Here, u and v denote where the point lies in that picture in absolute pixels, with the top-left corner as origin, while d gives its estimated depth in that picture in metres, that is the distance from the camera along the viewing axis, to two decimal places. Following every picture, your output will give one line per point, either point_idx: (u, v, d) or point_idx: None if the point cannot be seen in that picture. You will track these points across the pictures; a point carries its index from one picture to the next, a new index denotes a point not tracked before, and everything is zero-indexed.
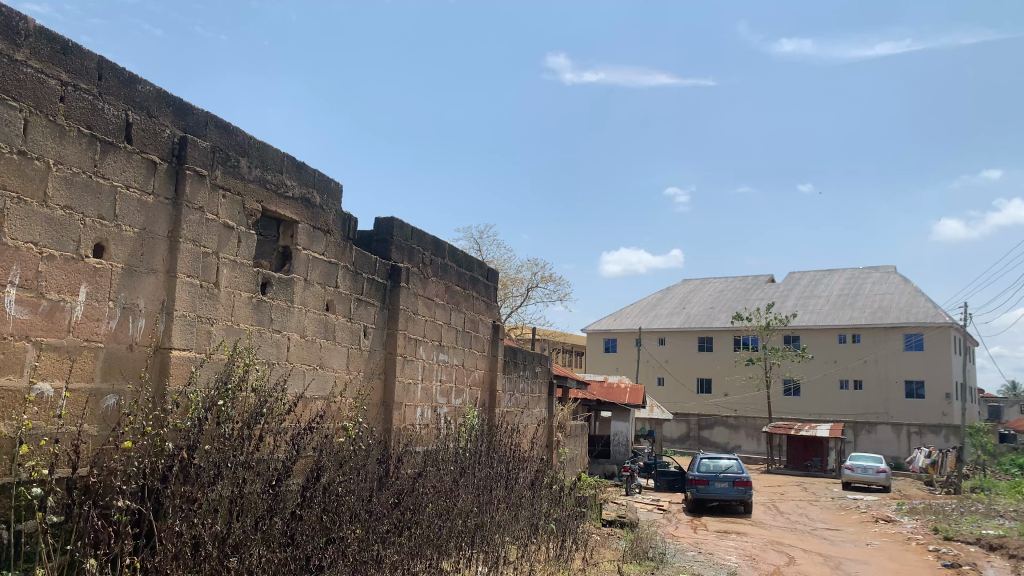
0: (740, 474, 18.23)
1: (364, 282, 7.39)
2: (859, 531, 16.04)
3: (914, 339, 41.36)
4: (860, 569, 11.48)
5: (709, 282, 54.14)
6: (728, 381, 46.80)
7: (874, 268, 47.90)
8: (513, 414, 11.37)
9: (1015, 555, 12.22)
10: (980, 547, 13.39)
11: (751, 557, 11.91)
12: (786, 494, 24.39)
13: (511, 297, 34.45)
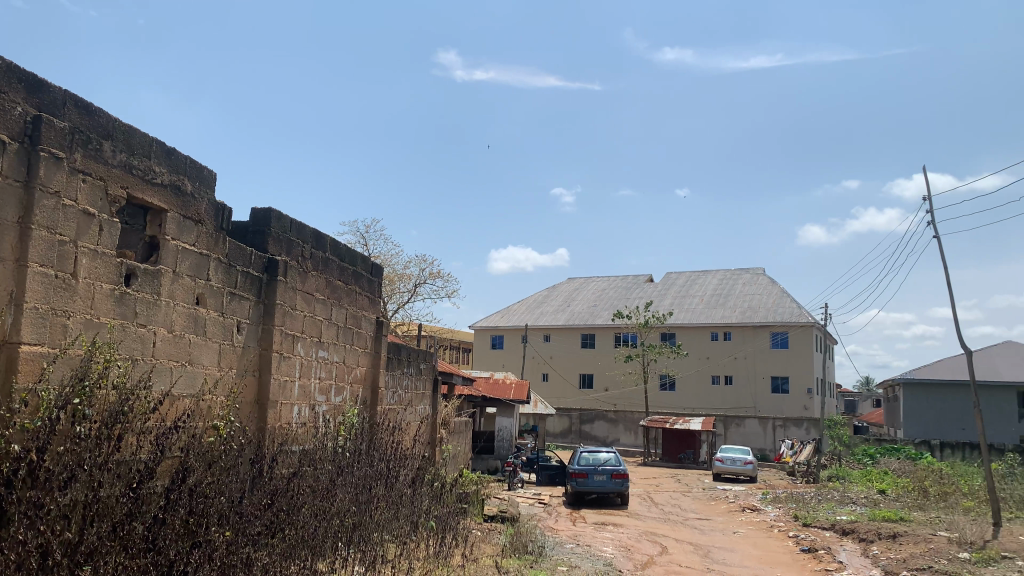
0: (618, 466, 18.73)
1: (237, 275, 7.10)
2: (726, 520, 16.85)
3: (780, 337, 43.83)
4: (727, 557, 12.04)
5: (593, 281, 55.44)
6: (609, 376, 48.04)
7: (744, 270, 50.42)
8: (396, 410, 11.24)
9: (866, 539, 13.15)
10: (834, 532, 14.33)
11: (626, 548, 12.26)
12: (661, 485, 25.29)
13: (397, 293, 34.07)
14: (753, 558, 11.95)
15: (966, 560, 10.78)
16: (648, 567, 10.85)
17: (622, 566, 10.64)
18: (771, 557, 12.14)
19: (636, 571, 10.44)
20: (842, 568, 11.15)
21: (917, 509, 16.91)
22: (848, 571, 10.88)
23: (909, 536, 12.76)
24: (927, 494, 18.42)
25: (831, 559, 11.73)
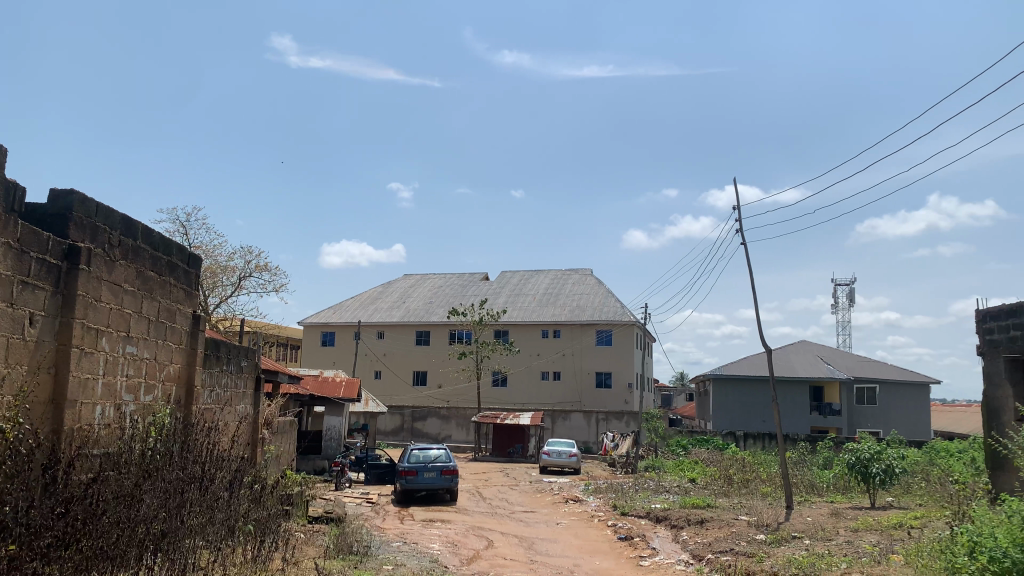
0: (448, 463, 18.81)
1: (31, 262, 6.43)
2: (550, 512, 17.38)
3: (604, 334, 45.87)
4: (549, 548, 12.41)
5: (429, 278, 55.46)
6: (442, 373, 48.19)
7: (574, 270, 52.32)
8: (213, 410, 10.65)
9: (676, 525, 13.99)
10: (649, 520, 15.14)
11: (452, 544, 12.33)
12: (490, 480, 25.66)
13: (220, 286, 32.40)
14: (573, 548, 12.38)
15: (762, 542, 11.76)
16: (474, 561, 10.94)
17: (449, 562, 10.66)
18: (591, 546, 12.64)
19: (462, 566, 10.50)
20: (655, 554, 11.82)
21: (723, 495, 18.23)
22: (660, 557, 11.53)
23: (714, 520, 13.72)
24: (732, 480, 19.92)
25: (646, 546, 12.38)
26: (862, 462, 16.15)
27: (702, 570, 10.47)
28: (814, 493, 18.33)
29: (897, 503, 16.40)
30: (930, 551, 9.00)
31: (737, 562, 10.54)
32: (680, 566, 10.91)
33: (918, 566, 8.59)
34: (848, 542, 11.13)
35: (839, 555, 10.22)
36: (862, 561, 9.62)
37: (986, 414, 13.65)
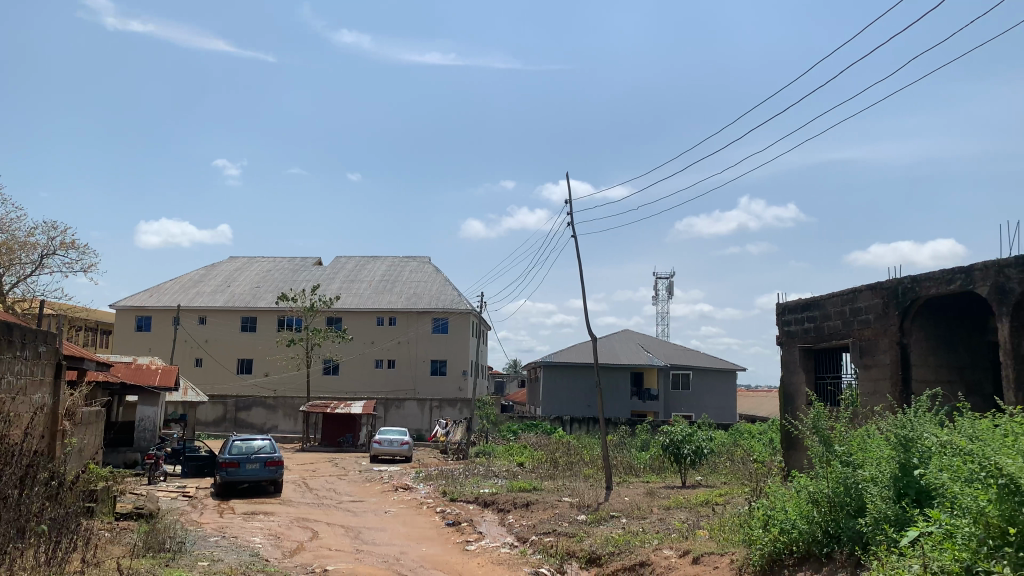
0: (272, 454, 18.18)
1: None
2: (378, 501, 17.23)
3: (440, 322, 46.02)
4: (375, 537, 12.30)
5: (257, 261, 53.13)
6: (269, 361, 46.42)
7: (411, 257, 51.99)
8: (2, 400, 9.61)
9: (502, 509, 14.29)
10: (476, 505, 15.35)
11: (275, 537, 11.90)
12: (317, 470, 25.03)
13: (17, 264, 29.35)
14: (400, 536, 12.34)
15: (582, 521, 12.28)
16: (297, 553, 10.63)
17: (270, 556, 10.29)
18: (417, 533, 12.65)
19: (283, 559, 10.17)
20: (481, 538, 12.02)
21: (547, 478, 18.84)
22: (486, 541, 11.74)
23: (539, 503, 14.13)
24: (557, 463, 20.65)
25: (472, 531, 12.56)
26: (675, 443, 17.24)
27: (525, 552, 10.79)
28: (632, 474, 19.35)
29: (705, 481, 17.66)
30: (730, 525, 9.75)
31: (559, 542, 10.93)
32: (505, 549, 11.17)
33: (720, 540, 9.28)
34: (660, 519, 11.84)
35: (651, 532, 10.84)
36: (671, 537, 10.26)
37: (782, 397, 14.98)
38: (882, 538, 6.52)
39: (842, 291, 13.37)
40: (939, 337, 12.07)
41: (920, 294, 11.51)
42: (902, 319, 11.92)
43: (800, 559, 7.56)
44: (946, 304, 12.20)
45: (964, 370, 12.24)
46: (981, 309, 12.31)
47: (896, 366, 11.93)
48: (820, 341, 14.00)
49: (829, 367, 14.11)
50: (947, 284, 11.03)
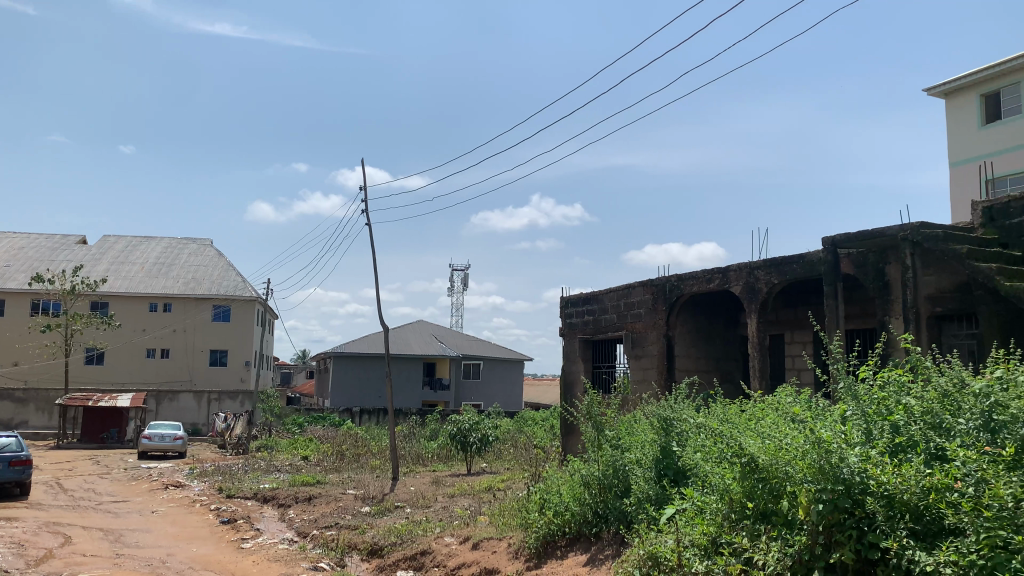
0: (19, 453, 16.24)
1: None
2: (146, 500, 16.00)
3: (221, 310, 43.66)
4: (139, 539, 11.40)
5: (7, 237, 47.18)
6: (19, 349, 41.45)
7: (191, 240, 48.69)
8: None
9: (283, 504, 13.81)
10: (255, 501, 14.70)
11: (18, 544, 10.65)
12: (75, 469, 22.78)
13: None
14: (166, 537, 11.51)
15: (365, 513, 12.16)
16: (45, 562, 9.58)
17: (10, 566, 9.19)
18: (187, 534, 11.87)
19: (28, 569, 9.12)
20: (258, 535, 11.53)
21: (332, 471, 18.43)
22: (263, 538, 11.27)
23: (322, 497, 13.79)
24: (343, 455, 20.31)
25: (249, 528, 12.01)
26: (461, 433, 17.56)
27: (304, 547, 10.49)
28: (419, 464, 19.46)
29: (490, 468, 18.15)
30: (509, 510, 10.08)
31: (339, 536, 10.74)
32: (283, 545, 10.78)
33: (499, 525, 9.56)
34: (443, 507, 11.98)
35: (433, 520, 10.92)
36: (452, 524, 10.42)
37: (563, 386, 15.72)
38: (643, 517, 7.04)
39: (618, 286, 14.25)
40: (697, 329, 13.25)
41: (684, 291, 12.53)
42: (668, 314, 12.93)
43: (572, 539, 7.98)
44: (705, 300, 13.39)
45: (719, 359, 13.56)
46: (734, 305, 13.68)
47: (662, 357, 12.93)
48: (597, 333, 14.86)
49: (604, 357, 15.05)
50: (708, 283, 12.10)
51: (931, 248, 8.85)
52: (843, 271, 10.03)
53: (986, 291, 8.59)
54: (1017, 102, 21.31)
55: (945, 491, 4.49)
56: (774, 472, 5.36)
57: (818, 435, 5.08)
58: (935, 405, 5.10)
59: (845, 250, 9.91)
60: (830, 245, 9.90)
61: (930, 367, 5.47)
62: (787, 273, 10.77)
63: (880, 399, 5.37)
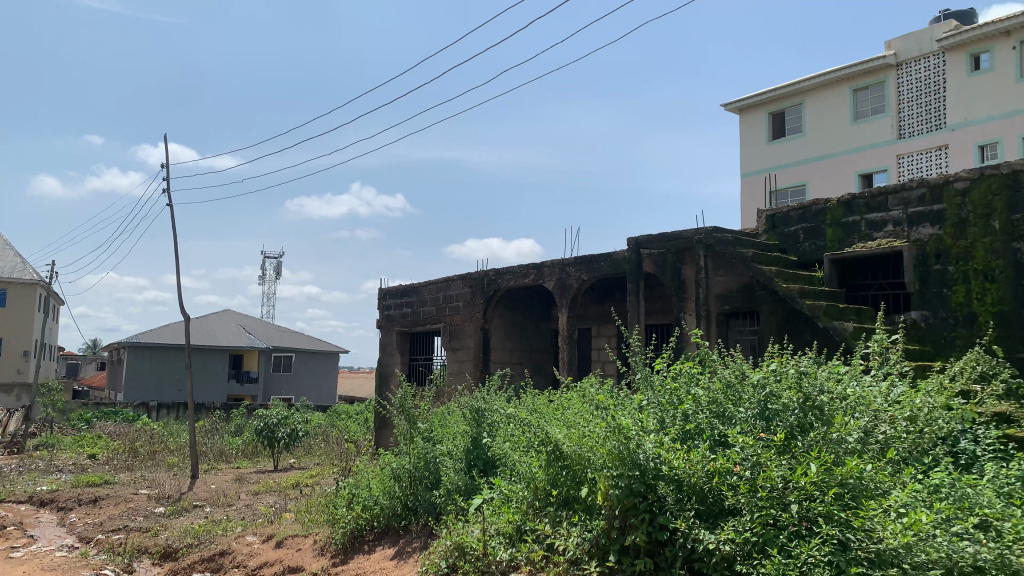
0: None
1: None
2: None
3: None
4: None
5: None
6: None
7: None
8: None
9: (64, 507, 12.59)
10: (30, 505, 13.29)
11: None
12: None
13: None
14: None
15: (159, 514, 11.36)
16: None
17: None
18: None
19: None
20: (31, 542, 10.43)
21: (123, 471, 17.06)
22: (37, 546, 10.20)
23: (109, 498, 12.72)
24: (136, 454, 18.88)
25: (21, 535, 10.83)
26: (269, 428, 16.88)
27: (86, 554, 9.63)
28: (221, 461, 18.48)
29: (298, 463, 17.58)
30: (316, 506, 9.81)
31: (128, 540, 9.95)
32: (61, 552, 9.83)
33: (305, 521, 9.28)
34: (246, 506, 11.44)
35: (234, 520, 10.41)
36: (255, 523, 10.01)
37: (378, 379, 15.55)
38: (452, 508, 7.10)
39: (436, 279, 14.29)
40: (512, 322, 13.57)
41: (501, 285, 12.79)
42: (485, 307, 13.14)
43: (380, 533, 7.91)
44: (521, 295, 13.73)
45: (532, 352, 13.97)
46: (547, 300, 14.14)
47: (477, 349, 13.14)
48: (414, 325, 14.82)
49: (421, 349, 15.04)
50: (524, 277, 12.42)
51: (721, 250, 9.61)
52: (646, 270, 10.65)
53: (767, 291, 9.45)
54: (798, 121, 23.72)
55: (726, 475, 4.89)
56: (577, 459, 5.56)
57: (618, 422, 5.35)
58: (719, 395, 5.53)
59: (648, 251, 10.53)
60: (635, 245, 10.46)
61: (716, 360, 5.93)
62: (596, 270, 11.27)
63: (672, 389, 5.76)
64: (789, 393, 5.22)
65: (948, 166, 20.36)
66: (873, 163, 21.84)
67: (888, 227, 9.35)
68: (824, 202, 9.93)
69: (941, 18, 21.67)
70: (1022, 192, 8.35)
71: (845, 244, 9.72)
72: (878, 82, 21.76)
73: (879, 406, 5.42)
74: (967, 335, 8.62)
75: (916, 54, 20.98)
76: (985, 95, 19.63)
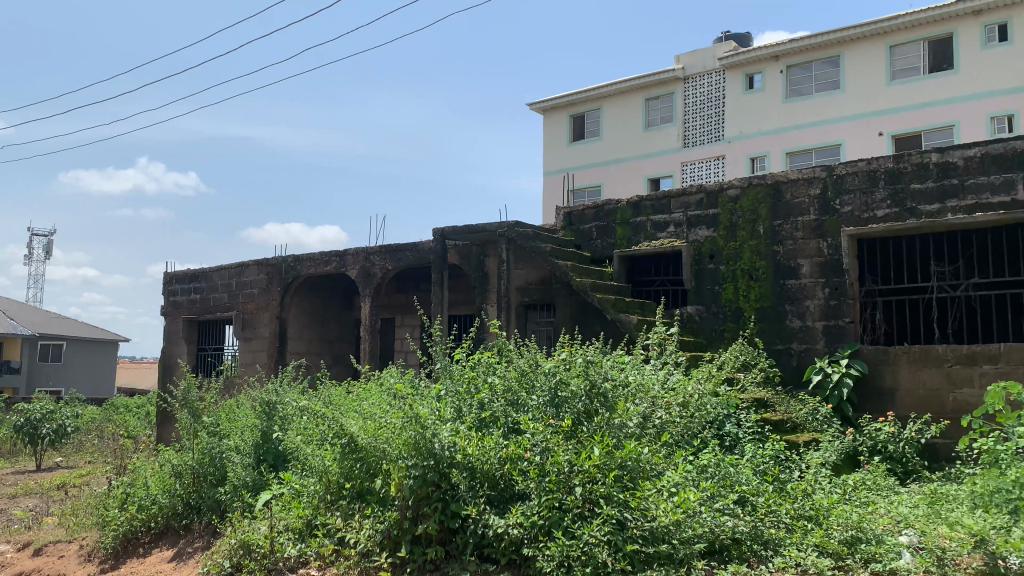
0: None
1: None
2: None
3: None
4: None
5: None
6: None
7: None
8: None
9: None
10: None
11: None
12: None
13: None
14: None
15: None
16: None
17: None
18: None
19: None
20: None
21: None
22: None
23: None
24: None
25: None
26: (31, 424, 15.18)
27: None
28: None
29: (66, 462, 15.99)
30: (84, 508, 8.97)
31: None
32: None
33: (69, 525, 8.45)
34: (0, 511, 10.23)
35: None
36: (11, 529, 8.98)
37: (161, 370, 14.49)
38: (238, 505, 6.76)
39: (229, 264, 13.53)
40: (311, 311, 13.17)
41: (300, 272, 12.36)
42: (283, 295, 12.63)
43: (157, 534, 7.41)
44: (322, 283, 13.35)
45: (332, 342, 13.64)
46: (348, 289, 13.86)
47: (273, 339, 12.61)
48: (203, 313, 13.95)
49: (211, 338, 14.22)
50: (325, 265, 12.09)
51: (522, 244, 9.88)
52: (450, 261, 10.74)
53: (563, 284, 9.86)
54: (596, 125, 24.94)
55: (517, 461, 5.06)
56: (372, 450, 5.46)
57: (414, 411, 5.34)
58: (514, 383, 5.70)
59: (452, 241, 10.59)
60: (439, 236, 10.43)
61: (512, 349, 6.10)
62: (399, 260, 11.20)
63: (469, 378, 5.86)
64: (576, 381, 5.50)
65: (724, 174, 22.31)
66: (660, 168, 23.44)
67: (671, 228, 10.07)
68: (616, 202, 10.52)
69: (722, 38, 23.65)
70: (782, 201, 9.29)
71: (633, 242, 10.35)
72: (667, 93, 23.41)
73: (657, 393, 5.83)
74: (734, 328, 9.49)
75: (701, 70, 22.81)
76: (756, 112, 21.72)
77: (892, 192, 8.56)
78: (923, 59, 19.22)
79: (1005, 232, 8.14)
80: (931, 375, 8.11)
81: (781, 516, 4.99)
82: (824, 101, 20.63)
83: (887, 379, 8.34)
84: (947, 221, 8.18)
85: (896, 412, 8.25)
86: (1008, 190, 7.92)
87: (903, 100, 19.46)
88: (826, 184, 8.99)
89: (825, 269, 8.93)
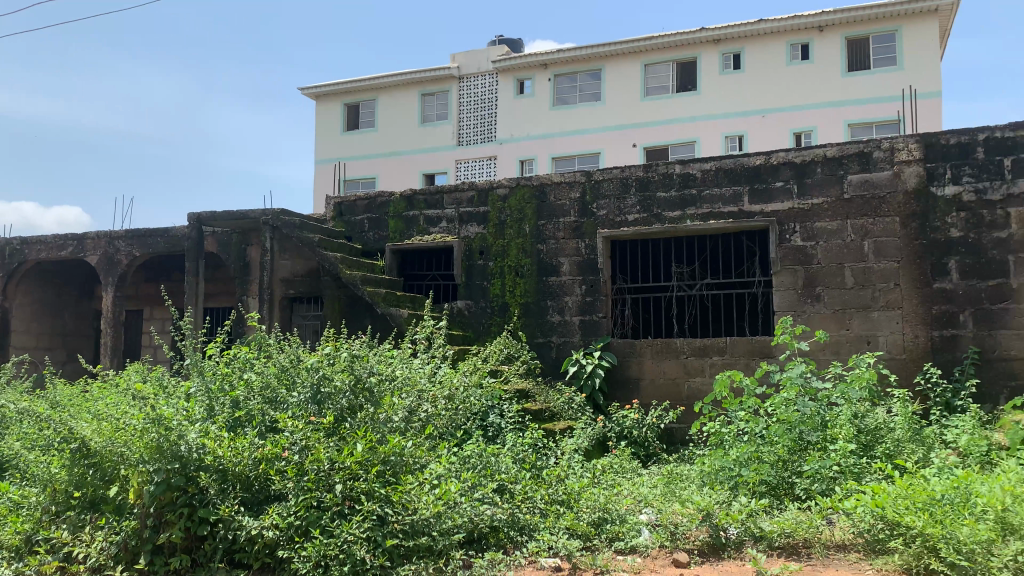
0: None
1: None
2: None
3: None
4: None
5: None
6: None
7: None
8: None
9: None
10: None
11: None
12: None
13: None
14: None
15: None
16: None
17: None
18: None
19: None
20: None
21: None
22: None
23: None
24: None
25: None
26: None
27: None
28: None
29: None
30: None
31: None
32: None
33: None
34: None
35: None
36: None
37: None
38: None
39: None
40: (41, 301, 11.75)
41: (28, 256, 10.96)
42: (6, 282, 11.13)
43: None
44: (56, 269, 11.95)
45: (66, 336, 12.29)
46: (87, 276, 12.54)
47: None
48: None
49: None
50: (59, 250, 10.82)
51: (288, 233, 9.44)
52: (207, 248, 10.05)
53: (331, 276, 9.61)
54: (370, 116, 24.64)
55: (273, 460, 4.86)
56: (108, 455, 4.91)
57: (158, 412, 4.91)
58: (272, 379, 5.46)
59: (210, 228, 9.92)
60: (196, 221, 9.67)
61: (273, 344, 5.84)
62: (149, 247, 10.30)
63: (223, 375, 5.54)
64: (340, 376, 5.39)
65: (494, 174, 23.03)
66: (433, 164, 23.68)
67: (442, 223, 10.19)
68: (387, 196, 10.46)
69: (496, 42, 24.36)
70: (546, 202, 9.74)
71: (405, 236, 10.35)
72: (441, 90, 23.69)
73: (423, 386, 5.87)
74: (499, 323, 9.81)
75: (475, 71, 23.35)
76: (525, 116, 22.61)
77: (641, 199, 9.29)
78: (672, 79, 21.12)
79: (733, 238, 9.15)
80: (671, 365, 8.91)
81: (536, 501, 5.22)
82: (586, 110, 21.99)
83: (633, 369, 9.05)
84: (686, 226, 9.03)
85: (640, 400, 8.98)
86: (736, 201, 8.91)
87: (651, 115, 21.27)
88: (585, 188, 9.56)
89: (582, 267, 9.49)
